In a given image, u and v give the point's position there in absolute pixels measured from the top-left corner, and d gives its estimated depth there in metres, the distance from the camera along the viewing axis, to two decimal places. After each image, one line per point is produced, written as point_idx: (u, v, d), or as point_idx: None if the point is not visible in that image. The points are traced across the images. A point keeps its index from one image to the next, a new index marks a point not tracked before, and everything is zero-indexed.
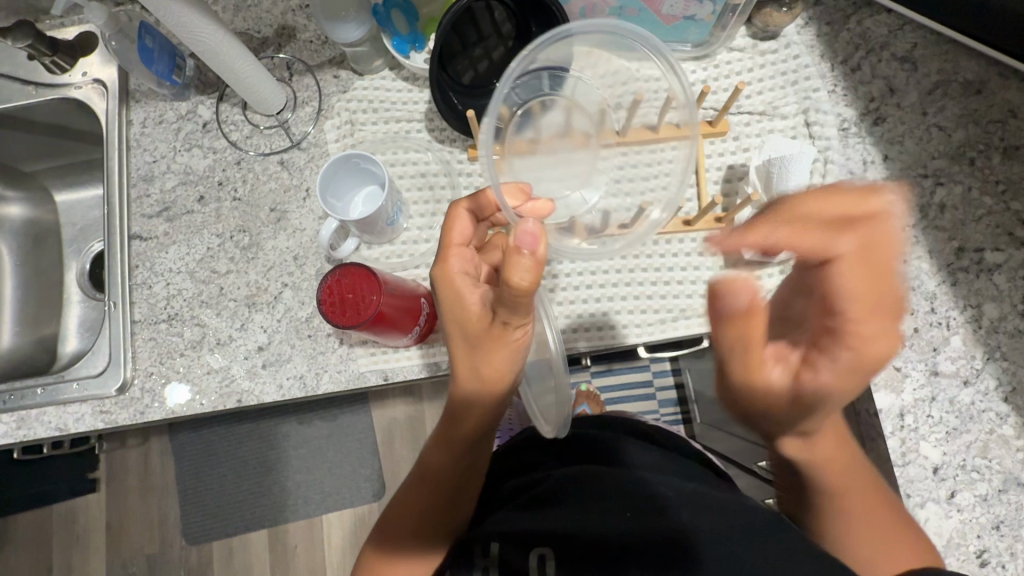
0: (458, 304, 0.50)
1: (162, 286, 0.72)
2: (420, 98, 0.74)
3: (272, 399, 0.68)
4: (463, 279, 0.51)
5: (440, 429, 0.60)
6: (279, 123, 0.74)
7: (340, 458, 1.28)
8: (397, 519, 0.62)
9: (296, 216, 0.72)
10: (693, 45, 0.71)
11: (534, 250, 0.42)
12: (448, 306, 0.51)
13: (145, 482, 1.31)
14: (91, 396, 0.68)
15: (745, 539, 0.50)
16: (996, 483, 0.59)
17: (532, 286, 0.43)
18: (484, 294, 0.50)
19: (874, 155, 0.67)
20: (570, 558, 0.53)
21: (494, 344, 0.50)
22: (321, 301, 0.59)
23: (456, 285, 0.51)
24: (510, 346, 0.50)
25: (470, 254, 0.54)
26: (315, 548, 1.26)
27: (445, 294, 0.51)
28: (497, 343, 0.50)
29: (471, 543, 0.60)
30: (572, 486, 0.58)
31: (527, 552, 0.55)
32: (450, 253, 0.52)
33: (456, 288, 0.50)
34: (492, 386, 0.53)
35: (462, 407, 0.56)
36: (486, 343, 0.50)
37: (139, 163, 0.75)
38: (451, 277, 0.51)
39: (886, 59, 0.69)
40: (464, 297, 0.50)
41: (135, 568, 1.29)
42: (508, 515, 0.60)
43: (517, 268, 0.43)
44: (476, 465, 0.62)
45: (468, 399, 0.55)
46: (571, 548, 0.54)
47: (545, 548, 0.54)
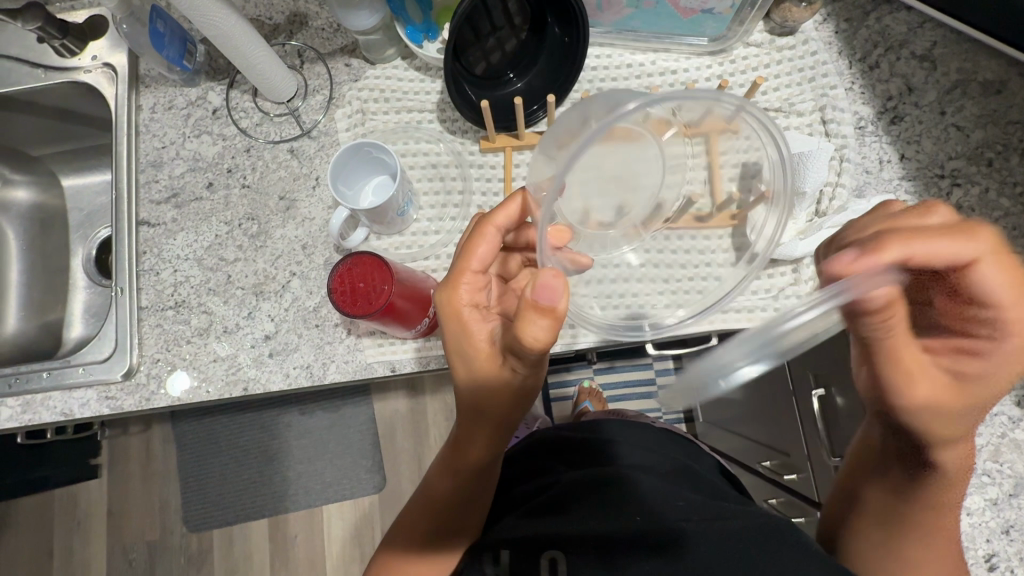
0: (461, 341, 0.50)
1: (169, 272, 0.71)
2: (432, 88, 0.74)
3: (278, 388, 0.67)
4: (471, 313, 0.50)
5: (444, 459, 0.60)
6: (289, 110, 0.73)
7: (342, 449, 1.28)
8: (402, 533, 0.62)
9: (305, 205, 0.71)
10: (709, 39, 0.70)
11: (555, 305, 0.43)
12: (453, 341, 0.51)
13: (147, 469, 1.31)
14: (97, 381, 0.67)
15: (760, 547, 0.50)
16: (1006, 488, 0.58)
17: (550, 340, 0.44)
18: (495, 331, 0.50)
19: (890, 155, 0.66)
20: (580, 560, 0.53)
21: (503, 383, 0.50)
22: (332, 290, 0.59)
23: (462, 319, 0.50)
24: (514, 388, 0.50)
25: (482, 280, 0.52)
26: (316, 539, 1.26)
27: (448, 326, 0.51)
28: (499, 385, 0.50)
29: (478, 553, 0.59)
30: (579, 492, 0.58)
31: (537, 555, 0.54)
32: (456, 282, 0.51)
33: (462, 324, 0.50)
34: (493, 422, 0.53)
35: (467, 434, 0.55)
36: (491, 385, 0.50)
37: (147, 149, 0.75)
38: (459, 310, 0.50)
39: (904, 57, 0.68)
40: (473, 332, 0.50)
41: (136, 555, 1.29)
42: (517, 522, 0.59)
43: (532, 324, 0.43)
44: (482, 490, 0.61)
45: (469, 429, 0.55)
46: (581, 549, 0.53)
47: (557, 551, 0.53)
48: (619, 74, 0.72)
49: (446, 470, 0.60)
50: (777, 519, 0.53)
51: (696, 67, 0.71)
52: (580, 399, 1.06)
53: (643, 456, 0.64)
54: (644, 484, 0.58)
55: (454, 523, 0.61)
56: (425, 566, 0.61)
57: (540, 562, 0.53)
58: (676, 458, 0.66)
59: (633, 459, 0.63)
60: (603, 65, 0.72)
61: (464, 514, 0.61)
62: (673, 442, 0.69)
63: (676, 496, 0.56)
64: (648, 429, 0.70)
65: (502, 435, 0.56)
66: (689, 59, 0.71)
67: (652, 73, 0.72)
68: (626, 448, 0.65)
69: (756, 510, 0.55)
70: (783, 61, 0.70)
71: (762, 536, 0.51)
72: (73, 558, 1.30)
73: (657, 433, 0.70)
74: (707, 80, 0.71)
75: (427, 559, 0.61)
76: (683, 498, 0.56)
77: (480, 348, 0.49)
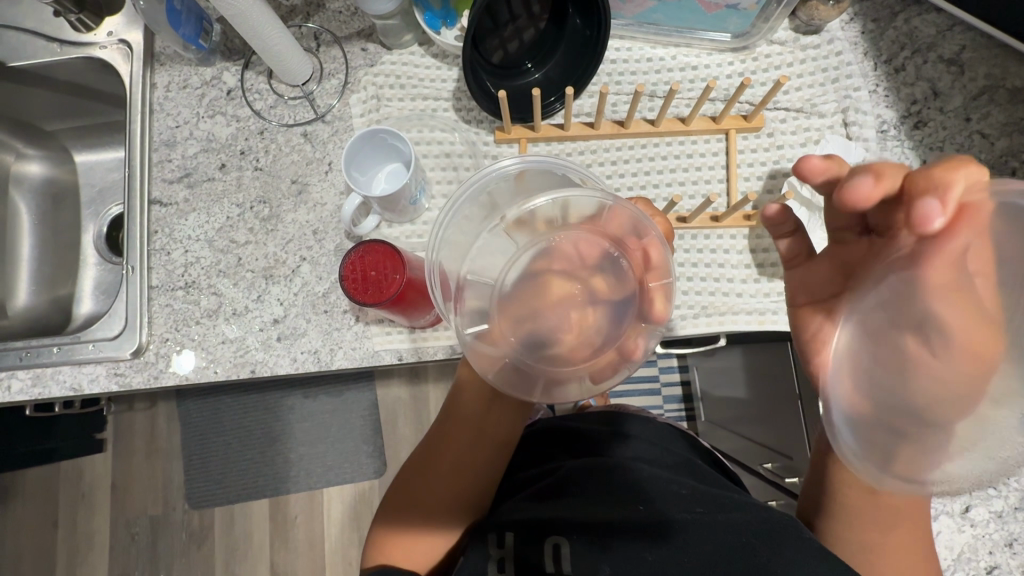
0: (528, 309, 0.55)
1: (180, 252, 0.71)
2: (449, 76, 0.73)
3: (286, 371, 0.67)
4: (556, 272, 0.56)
5: (435, 434, 0.66)
6: (304, 94, 0.72)
7: (344, 433, 1.29)
8: (390, 506, 0.64)
9: (317, 189, 0.71)
10: (732, 35, 0.69)
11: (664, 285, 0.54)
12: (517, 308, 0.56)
13: (151, 445, 1.33)
14: (106, 357, 0.68)
15: (768, 534, 0.50)
16: (1012, 500, 0.58)
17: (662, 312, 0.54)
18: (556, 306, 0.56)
19: (911, 160, 0.65)
20: (586, 546, 0.51)
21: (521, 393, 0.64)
22: (343, 277, 0.58)
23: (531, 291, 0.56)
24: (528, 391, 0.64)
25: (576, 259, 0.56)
26: (316, 520, 1.27)
27: (522, 285, 0.56)
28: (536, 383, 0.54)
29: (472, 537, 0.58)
30: (582, 482, 0.57)
31: (540, 542, 0.53)
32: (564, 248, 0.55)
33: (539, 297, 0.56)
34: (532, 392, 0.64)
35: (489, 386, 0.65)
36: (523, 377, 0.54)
37: (160, 127, 0.74)
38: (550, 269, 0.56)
39: (932, 61, 0.66)
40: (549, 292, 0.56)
41: (138, 528, 1.32)
42: (517, 508, 0.58)
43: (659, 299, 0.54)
44: (465, 470, 0.63)
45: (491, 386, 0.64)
46: (587, 536, 0.52)
47: (560, 536, 0.52)
48: (638, 69, 0.71)
49: (433, 444, 0.66)
50: (780, 515, 0.52)
51: (716, 64, 0.70)
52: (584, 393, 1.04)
53: (641, 448, 0.64)
54: (645, 474, 0.58)
55: (434, 497, 0.62)
56: (402, 541, 0.61)
57: (545, 547, 0.52)
58: (679, 453, 0.66)
59: (631, 449, 0.64)
60: (622, 58, 0.71)
61: (461, 489, 0.63)
62: (675, 438, 0.69)
63: (682, 488, 0.56)
64: (654, 424, 0.70)
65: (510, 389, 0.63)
66: (710, 54, 0.71)
67: (671, 69, 0.71)
68: (623, 440, 0.65)
69: (759, 504, 0.55)
70: (806, 60, 0.69)
71: (769, 525, 0.51)
72: (77, 529, 1.32)
73: (662, 427, 0.70)
74: (728, 78, 0.70)
75: (406, 534, 0.61)
76: (683, 484, 0.57)
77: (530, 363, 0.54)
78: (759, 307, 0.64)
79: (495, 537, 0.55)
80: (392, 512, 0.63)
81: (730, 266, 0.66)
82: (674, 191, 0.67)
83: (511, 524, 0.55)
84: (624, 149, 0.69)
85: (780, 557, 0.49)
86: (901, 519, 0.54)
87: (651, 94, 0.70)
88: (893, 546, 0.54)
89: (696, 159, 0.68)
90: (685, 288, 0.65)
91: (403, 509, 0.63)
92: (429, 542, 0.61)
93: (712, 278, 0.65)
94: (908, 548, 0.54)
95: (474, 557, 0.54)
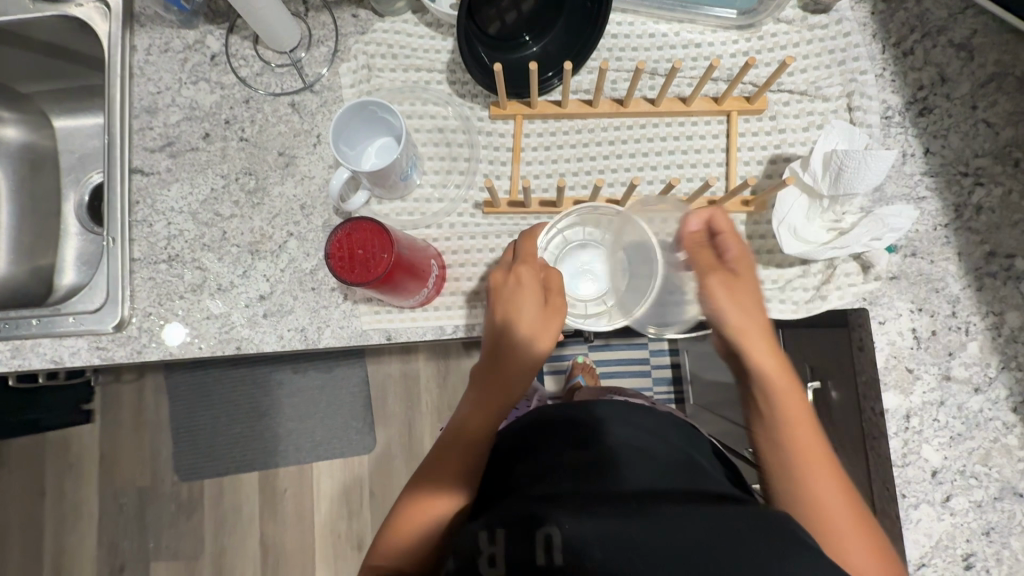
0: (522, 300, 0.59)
1: (162, 225, 0.69)
2: (443, 47, 0.70)
3: (272, 349, 0.66)
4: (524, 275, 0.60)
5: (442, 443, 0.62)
6: (292, 61, 0.69)
7: (334, 409, 1.29)
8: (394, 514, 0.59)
9: (305, 162, 0.69)
10: (738, 12, 0.67)
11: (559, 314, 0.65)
12: (509, 291, 0.60)
13: (140, 417, 1.32)
14: (88, 331, 0.66)
15: (772, 546, 0.43)
16: (992, 491, 0.59)
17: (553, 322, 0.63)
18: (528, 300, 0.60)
19: (914, 148, 0.63)
20: (583, 538, 0.44)
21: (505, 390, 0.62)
22: (328, 254, 0.55)
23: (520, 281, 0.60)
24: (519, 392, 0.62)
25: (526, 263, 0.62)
26: (305, 493, 1.28)
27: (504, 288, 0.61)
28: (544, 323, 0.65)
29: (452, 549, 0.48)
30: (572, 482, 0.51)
31: (530, 535, 0.45)
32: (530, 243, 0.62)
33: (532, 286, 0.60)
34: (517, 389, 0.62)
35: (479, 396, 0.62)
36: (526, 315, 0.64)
37: (141, 93, 0.71)
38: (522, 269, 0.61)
39: (941, 45, 0.64)
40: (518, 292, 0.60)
41: (127, 499, 1.32)
42: (511, 504, 0.50)
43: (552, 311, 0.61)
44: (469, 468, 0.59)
45: (483, 392, 0.62)
46: (583, 527, 0.45)
47: (552, 525, 0.45)
48: (640, 44, 0.68)
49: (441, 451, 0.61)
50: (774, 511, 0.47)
51: (720, 42, 0.68)
52: (574, 373, 1.03)
53: (638, 439, 0.58)
54: (637, 477, 0.53)
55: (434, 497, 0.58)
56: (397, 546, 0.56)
57: (534, 542, 0.45)
58: (670, 448, 0.59)
59: (621, 437, 0.58)
60: (624, 33, 0.69)
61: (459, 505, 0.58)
62: (673, 426, 0.62)
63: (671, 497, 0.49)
64: (647, 415, 0.62)
65: (491, 383, 0.62)
66: (714, 32, 0.68)
67: (674, 46, 0.68)
68: (614, 429, 0.59)
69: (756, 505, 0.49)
70: (813, 41, 0.66)
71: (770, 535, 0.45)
72: (66, 499, 1.32)
73: (659, 419, 0.63)
74: (732, 57, 0.68)
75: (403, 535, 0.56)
76: (667, 494, 0.50)
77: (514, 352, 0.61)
78: None
79: (485, 534, 0.46)
80: (391, 528, 0.58)
81: None
82: (672, 174, 0.66)
83: (504, 520, 0.47)
84: (622, 129, 0.67)
85: (785, 569, 0.42)
86: (809, 470, 0.51)
87: (652, 72, 0.68)
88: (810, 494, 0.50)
89: (697, 142, 0.67)
90: None
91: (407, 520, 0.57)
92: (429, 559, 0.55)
93: None
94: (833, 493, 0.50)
95: (461, 555, 0.46)
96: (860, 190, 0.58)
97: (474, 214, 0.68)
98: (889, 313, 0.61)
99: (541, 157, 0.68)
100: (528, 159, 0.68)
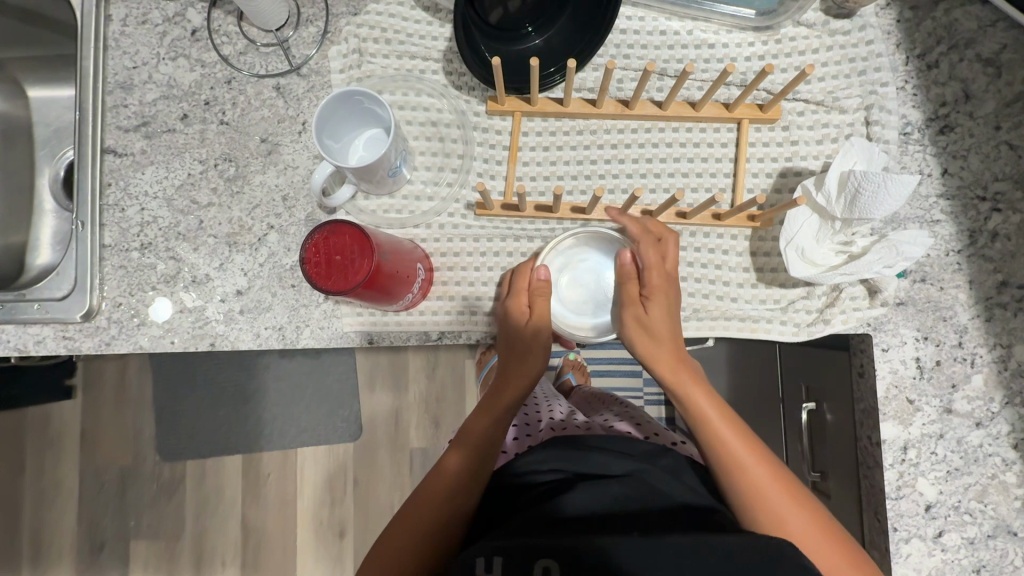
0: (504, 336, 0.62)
1: (135, 210, 0.65)
2: (441, 34, 0.66)
3: (248, 347, 0.63)
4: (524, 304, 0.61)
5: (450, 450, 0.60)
6: (278, 41, 0.65)
7: (319, 396, 1.26)
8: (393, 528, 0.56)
9: (289, 150, 0.65)
10: (756, 13, 0.62)
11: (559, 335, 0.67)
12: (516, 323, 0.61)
13: (122, 396, 1.30)
14: (54, 319, 0.63)
15: None
16: (986, 528, 0.57)
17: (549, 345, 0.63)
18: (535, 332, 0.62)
19: (931, 168, 0.60)
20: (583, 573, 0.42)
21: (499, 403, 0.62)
22: (304, 259, 0.52)
23: (507, 314, 0.61)
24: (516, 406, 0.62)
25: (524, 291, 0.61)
26: (287, 480, 1.26)
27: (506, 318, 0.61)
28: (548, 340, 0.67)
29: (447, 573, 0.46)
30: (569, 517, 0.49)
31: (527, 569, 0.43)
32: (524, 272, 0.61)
33: (513, 324, 0.61)
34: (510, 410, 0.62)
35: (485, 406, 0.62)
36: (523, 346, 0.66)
37: (116, 67, 0.67)
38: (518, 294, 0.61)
39: (969, 59, 0.60)
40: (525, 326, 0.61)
41: (107, 477, 1.30)
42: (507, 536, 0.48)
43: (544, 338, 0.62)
44: (466, 479, 0.57)
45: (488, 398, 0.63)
46: (582, 561, 0.43)
47: (550, 560, 0.43)
48: (650, 42, 0.64)
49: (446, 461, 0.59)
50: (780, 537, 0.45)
51: (736, 44, 0.64)
52: (564, 371, 1.01)
53: (648, 472, 0.55)
54: (635, 513, 0.50)
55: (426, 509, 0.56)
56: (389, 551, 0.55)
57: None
58: (682, 485, 0.55)
59: (626, 468, 0.55)
60: (634, 29, 0.64)
61: (471, 479, 0.57)
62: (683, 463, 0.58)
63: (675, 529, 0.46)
64: (666, 454, 0.58)
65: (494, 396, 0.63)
66: (729, 32, 0.64)
67: (686, 45, 0.64)
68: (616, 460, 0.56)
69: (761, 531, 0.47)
70: (834, 47, 0.63)
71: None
72: (45, 474, 1.30)
73: (677, 458, 0.58)
74: (747, 60, 0.64)
75: (393, 541, 0.55)
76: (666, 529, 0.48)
77: (502, 380, 0.64)
78: (753, 315, 0.62)
79: (482, 563, 0.44)
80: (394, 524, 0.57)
81: (726, 268, 0.62)
82: (677, 184, 0.63)
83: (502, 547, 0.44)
84: (626, 132, 0.64)
85: None
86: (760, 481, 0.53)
87: (662, 72, 0.64)
88: (770, 517, 0.51)
89: (704, 149, 0.63)
90: (690, 290, 0.62)
91: (405, 530, 0.55)
92: (435, 513, 0.55)
93: (708, 280, 0.62)
94: (790, 508, 0.52)
95: None
96: (876, 217, 0.54)
97: (466, 215, 0.65)
98: (893, 340, 0.59)
99: (539, 158, 0.65)
100: (525, 159, 0.65)
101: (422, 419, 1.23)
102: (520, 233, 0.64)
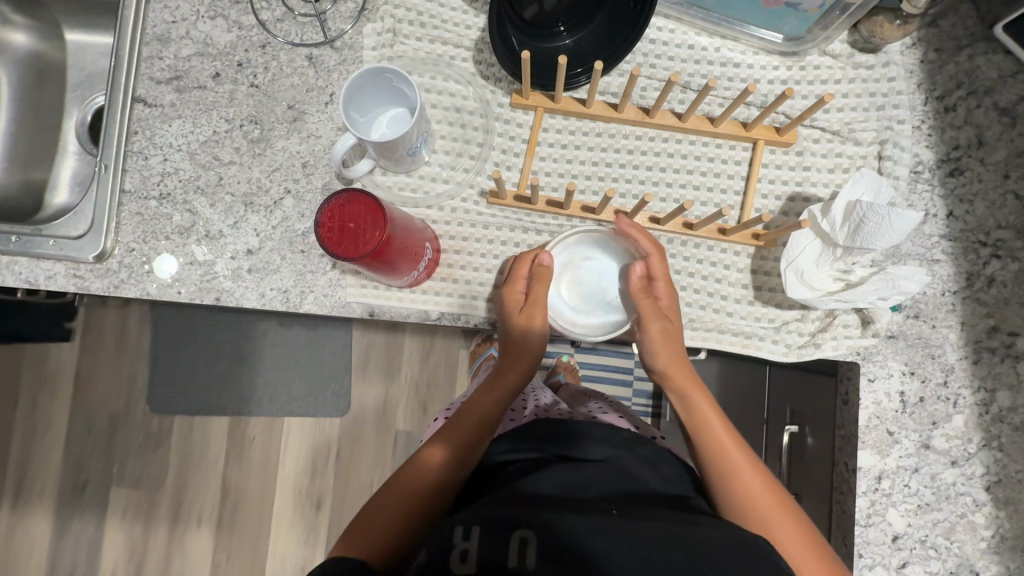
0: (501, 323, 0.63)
1: (158, 160, 0.67)
2: (474, 23, 0.67)
3: (251, 305, 0.65)
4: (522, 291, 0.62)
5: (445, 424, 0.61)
6: (316, 12, 0.66)
7: (314, 366, 1.28)
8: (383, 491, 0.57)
9: (314, 119, 0.66)
10: (784, 38, 0.64)
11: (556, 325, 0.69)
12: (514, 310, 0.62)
13: (121, 343, 1.31)
14: (67, 257, 0.64)
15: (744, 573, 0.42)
16: (949, 565, 0.58)
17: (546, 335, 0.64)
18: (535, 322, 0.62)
19: (937, 209, 0.61)
20: (557, 546, 0.43)
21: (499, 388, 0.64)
22: (320, 224, 0.53)
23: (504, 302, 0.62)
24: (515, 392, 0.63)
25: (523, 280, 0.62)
26: (272, 445, 1.28)
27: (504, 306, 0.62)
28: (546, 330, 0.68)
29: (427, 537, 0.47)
30: (545, 492, 0.50)
31: (504, 539, 0.44)
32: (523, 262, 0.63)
33: (512, 312, 0.62)
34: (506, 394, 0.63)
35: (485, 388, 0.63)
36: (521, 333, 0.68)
37: (156, 20, 0.68)
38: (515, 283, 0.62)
39: (986, 106, 0.61)
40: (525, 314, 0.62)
41: (96, 421, 1.31)
42: (484, 505, 0.49)
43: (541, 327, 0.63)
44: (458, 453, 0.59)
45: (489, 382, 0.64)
46: (558, 535, 0.44)
47: (528, 531, 0.44)
48: (678, 55, 0.66)
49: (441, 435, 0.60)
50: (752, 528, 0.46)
51: (760, 66, 0.65)
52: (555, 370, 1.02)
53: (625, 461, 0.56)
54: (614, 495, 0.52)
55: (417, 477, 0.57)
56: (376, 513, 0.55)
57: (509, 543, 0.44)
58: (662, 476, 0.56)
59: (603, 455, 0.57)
60: (663, 40, 0.66)
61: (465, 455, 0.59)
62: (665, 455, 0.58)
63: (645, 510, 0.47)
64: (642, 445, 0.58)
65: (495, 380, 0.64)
66: (756, 54, 0.65)
67: (712, 62, 0.66)
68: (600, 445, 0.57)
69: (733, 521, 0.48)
70: (855, 80, 0.64)
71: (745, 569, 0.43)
72: (36, 411, 1.31)
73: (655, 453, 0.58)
74: (769, 83, 0.65)
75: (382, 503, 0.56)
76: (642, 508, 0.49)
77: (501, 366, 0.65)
78: (746, 330, 0.63)
79: (461, 530, 0.45)
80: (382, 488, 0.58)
81: (725, 283, 0.64)
82: (687, 195, 0.64)
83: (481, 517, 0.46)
84: (644, 139, 0.65)
85: None
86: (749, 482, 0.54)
87: (685, 85, 0.65)
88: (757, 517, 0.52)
89: (718, 165, 0.64)
90: (687, 300, 0.64)
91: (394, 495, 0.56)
92: (426, 482, 0.57)
93: (706, 291, 0.64)
94: (775, 513, 0.52)
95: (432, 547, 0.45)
96: (876, 248, 0.56)
97: (478, 202, 0.66)
98: (880, 371, 0.60)
99: (556, 155, 0.66)
100: (542, 155, 0.66)
101: (411, 399, 1.25)
102: (529, 225, 0.65)
